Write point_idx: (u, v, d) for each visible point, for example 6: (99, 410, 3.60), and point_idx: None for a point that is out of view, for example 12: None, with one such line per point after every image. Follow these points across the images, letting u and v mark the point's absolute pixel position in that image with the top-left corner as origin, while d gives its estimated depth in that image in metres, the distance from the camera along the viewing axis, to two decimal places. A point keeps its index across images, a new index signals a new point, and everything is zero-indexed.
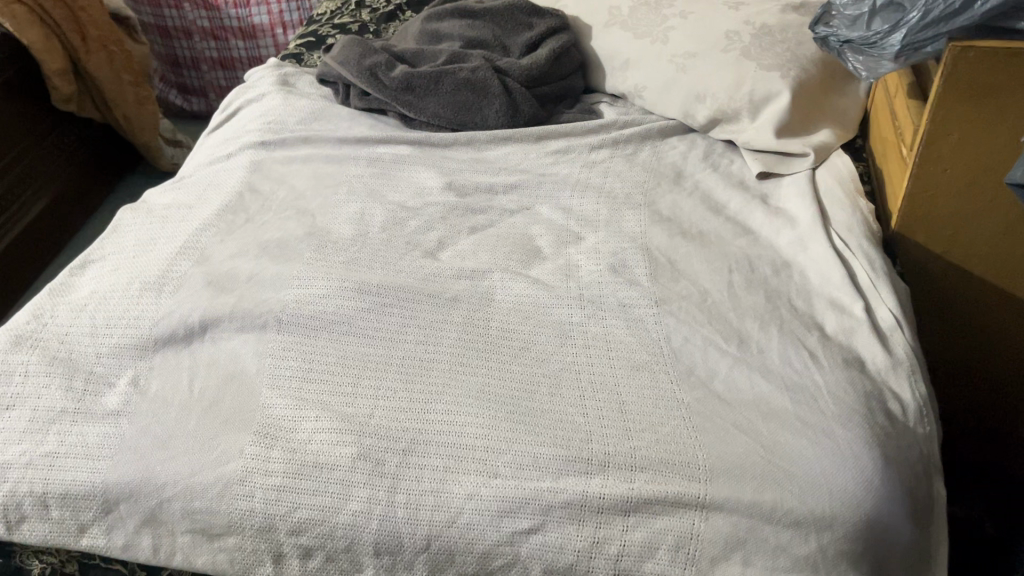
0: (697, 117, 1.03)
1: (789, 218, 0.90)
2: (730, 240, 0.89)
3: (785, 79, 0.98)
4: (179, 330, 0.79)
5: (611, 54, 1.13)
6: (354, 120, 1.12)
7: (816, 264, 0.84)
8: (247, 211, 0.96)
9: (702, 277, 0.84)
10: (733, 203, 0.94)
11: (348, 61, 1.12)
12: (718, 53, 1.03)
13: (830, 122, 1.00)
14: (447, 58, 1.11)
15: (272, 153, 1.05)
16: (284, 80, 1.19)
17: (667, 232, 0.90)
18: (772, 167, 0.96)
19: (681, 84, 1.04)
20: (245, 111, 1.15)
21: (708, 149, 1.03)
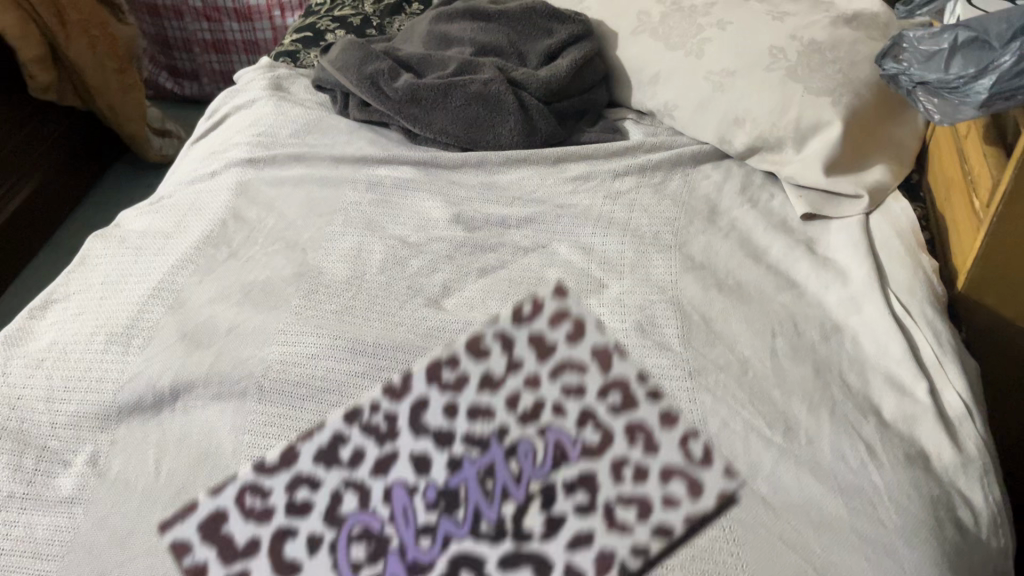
0: (734, 143, 0.93)
1: (839, 270, 0.80)
2: (772, 294, 0.79)
3: (836, 107, 0.87)
4: (146, 397, 0.70)
5: (638, 65, 1.01)
6: (352, 134, 1.01)
7: (872, 332, 0.74)
8: (230, 243, 0.86)
9: (741, 341, 0.75)
10: (776, 248, 0.84)
11: (347, 67, 1.01)
12: (760, 73, 0.91)
13: (886, 156, 0.89)
14: (457, 67, 1.00)
15: (260, 172, 0.95)
16: (276, 83, 1.08)
17: (701, 284, 0.80)
18: (819, 208, 0.86)
19: (718, 106, 0.94)
20: (232, 119, 1.04)
21: (746, 180, 0.93)
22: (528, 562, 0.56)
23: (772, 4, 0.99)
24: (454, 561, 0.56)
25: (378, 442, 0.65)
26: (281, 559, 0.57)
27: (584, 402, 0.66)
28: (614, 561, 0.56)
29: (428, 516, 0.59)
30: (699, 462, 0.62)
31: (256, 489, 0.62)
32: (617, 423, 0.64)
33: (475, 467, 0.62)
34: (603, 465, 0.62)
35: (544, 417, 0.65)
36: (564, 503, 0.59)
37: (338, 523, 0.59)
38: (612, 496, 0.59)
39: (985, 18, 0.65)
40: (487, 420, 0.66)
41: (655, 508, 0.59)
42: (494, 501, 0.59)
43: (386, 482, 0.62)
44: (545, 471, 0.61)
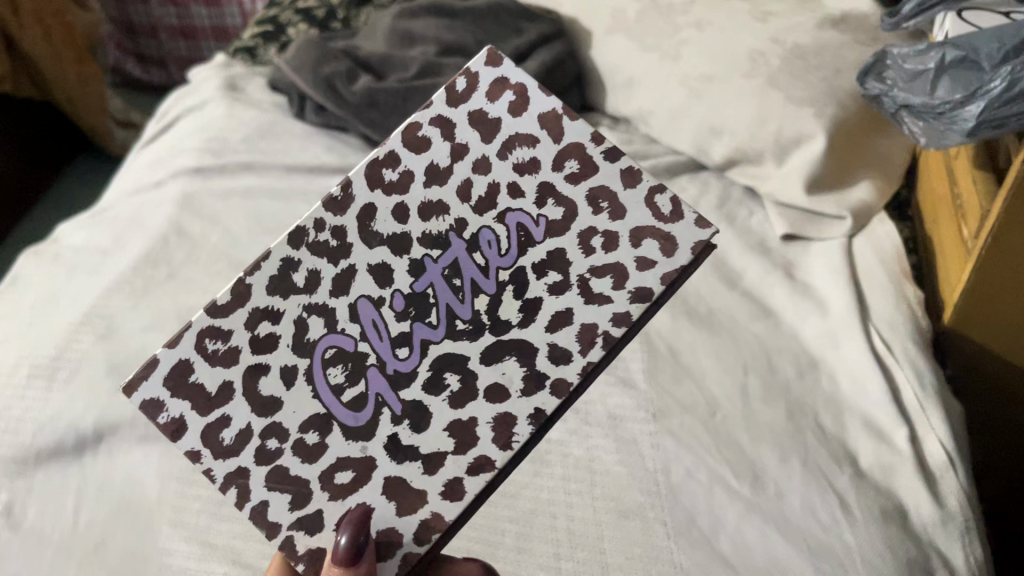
0: (712, 154, 0.88)
1: (818, 299, 0.74)
2: (745, 324, 0.74)
3: (819, 118, 0.81)
4: (68, 440, 0.65)
5: (613, 68, 0.96)
6: (308, 139, 0.95)
7: (850, 370, 0.69)
8: (170, 261, 0.80)
9: (710, 378, 0.70)
10: (752, 272, 0.78)
11: (303, 68, 0.95)
12: (739, 79, 0.86)
13: (872, 170, 0.83)
14: (419, 68, 0.94)
15: (208, 183, 0.89)
16: (230, 83, 1.02)
17: (670, 312, 0.75)
18: (799, 228, 0.80)
19: (694, 114, 0.88)
20: (182, 123, 0.98)
21: (723, 195, 0.87)
22: (513, 351, 0.49)
23: (754, 2, 0.93)
24: (445, 369, 0.49)
25: (335, 238, 0.48)
26: (256, 338, 0.47)
27: (536, 128, 0.49)
28: (598, 334, 0.49)
29: (366, 272, 0.49)
30: (670, 215, 0.49)
31: (216, 331, 0.47)
32: (532, 117, 0.49)
33: (476, 204, 0.49)
34: (552, 172, 0.49)
35: (497, 125, 0.49)
36: (493, 110, 0.50)
37: (310, 350, 0.48)
38: (589, 270, 0.49)
39: (973, 35, 0.59)
40: (454, 158, 0.49)
41: (628, 204, 0.49)
42: (485, 215, 0.49)
43: (366, 235, 0.49)
44: (509, 100, 0.49)
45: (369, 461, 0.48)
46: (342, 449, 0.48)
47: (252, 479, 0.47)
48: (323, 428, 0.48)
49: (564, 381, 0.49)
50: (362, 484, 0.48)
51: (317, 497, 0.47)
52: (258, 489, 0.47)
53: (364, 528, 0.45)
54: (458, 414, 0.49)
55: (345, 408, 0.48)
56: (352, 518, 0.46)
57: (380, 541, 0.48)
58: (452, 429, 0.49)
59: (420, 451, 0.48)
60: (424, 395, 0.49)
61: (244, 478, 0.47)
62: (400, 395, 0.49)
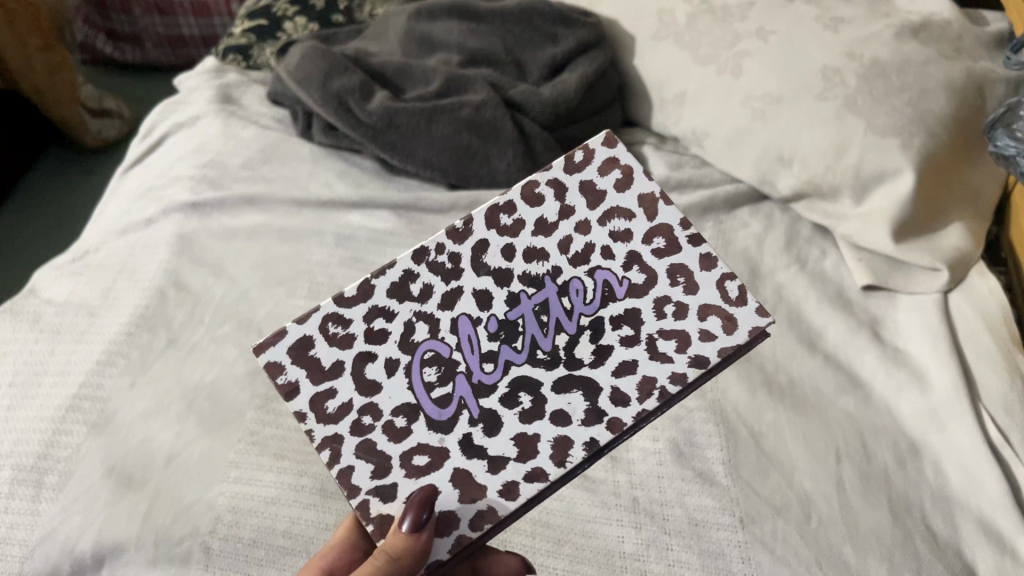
0: (778, 185, 0.78)
1: (914, 368, 0.66)
2: (832, 398, 0.65)
3: (906, 151, 0.71)
4: (64, 567, 0.56)
5: (661, 80, 0.85)
6: (317, 163, 0.84)
7: (959, 459, 0.60)
8: (169, 324, 0.70)
9: (799, 469, 0.61)
10: (833, 331, 0.69)
11: (310, 82, 0.83)
12: (811, 101, 0.75)
13: (962, 208, 0.74)
14: (442, 83, 0.83)
15: (206, 220, 0.78)
16: (225, 93, 0.90)
17: (747, 383, 0.66)
18: (885, 278, 0.71)
19: (758, 140, 0.78)
20: (172, 143, 0.87)
21: (791, 232, 0.78)
22: (580, 385, 0.50)
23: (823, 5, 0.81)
24: (519, 389, 0.50)
25: (450, 262, 0.52)
26: (370, 330, 0.51)
27: (635, 205, 0.52)
28: (656, 385, 0.50)
29: (469, 294, 0.52)
30: (736, 300, 0.51)
31: (339, 318, 0.51)
32: (632, 195, 0.53)
33: (571, 256, 0.52)
34: (642, 244, 0.52)
35: (603, 194, 0.53)
36: (601, 182, 0.53)
37: (412, 348, 0.51)
38: (657, 329, 0.51)
39: None
40: (561, 216, 0.53)
41: (702, 284, 0.51)
42: (578, 267, 0.52)
43: (476, 264, 0.52)
44: (615, 177, 0.53)
45: (444, 452, 0.49)
46: (424, 437, 0.50)
47: (343, 446, 0.49)
48: (411, 415, 0.50)
49: (619, 420, 0.49)
50: (434, 468, 0.49)
51: (394, 472, 0.49)
52: (348, 454, 0.49)
53: (427, 507, 0.47)
54: (524, 428, 0.49)
55: (432, 403, 0.50)
56: (418, 495, 0.47)
57: (438, 519, 0.48)
58: (517, 440, 0.49)
59: (488, 451, 0.49)
60: (500, 407, 0.50)
61: (338, 443, 0.50)
62: (479, 401, 0.50)
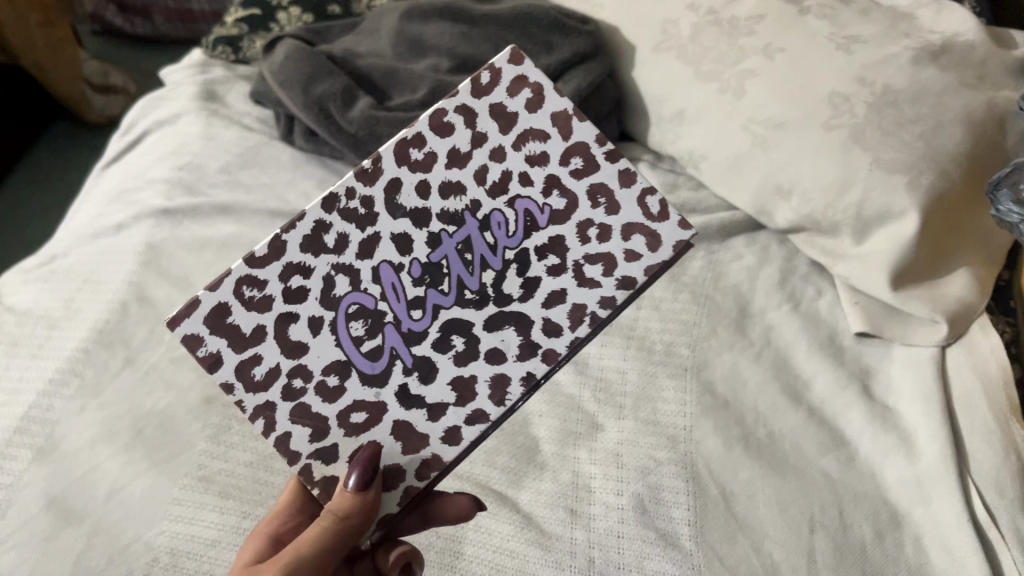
0: (776, 217, 0.74)
1: (903, 431, 0.62)
2: (812, 458, 0.62)
3: (912, 191, 0.66)
4: None
5: (660, 96, 0.80)
6: (297, 171, 0.81)
7: (942, 536, 0.56)
8: (128, 342, 0.68)
9: (769, 537, 0.58)
10: (820, 382, 0.65)
11: (291, 85, 0.80)
12: (815, 130, 0.70)
13: (972, 252, 0.68)
14: (428, 92, 0.79)
15: (176, 229, 0.76)
16: (208, 90, 0.87)
17: (723, 436, 0.63)
18: (880, 327, 0.67)
19: (757, 168, 0.73)
20: (151, 141, 0.84)
21: (787, 267, 0.73)
22: (511, 321, 0.52)
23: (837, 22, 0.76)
24: (450, 332, 0.51)
25: (364, 208, 0.49)
26: (289, 290, 0.48)
27: (548, 125, 0.52)
28: (588, 312, 0.52)
29: (388, 240, 0.50)
30: (658, 216, 0.53)
31: (253, 280, 0.48)
32: (544, 114, 0.52)
33: (490, 187, 0.51)
34: (559, 166, 0.52)
35: (516, 117, 0.52)
36: (511, 103, 0.52)
37: (334, 304, 0.49)
38: (584, 255, 0.53)
39: None
40: (474, 145, 0.51)
41: (624, 201, 0.53)
42: (497, 199, 0.51)
43: (392, 206, 0.50)
44: (526, 97, 0.52)
45: (381, 406, 0.50)
46: (359, 392, 0.50)
47: (277, 411, 0.48)
48: (343, 372, 0.49)
49: (553, 351, 0.52)
50: (373, 424, 0.50)
51: (333, 433, 0.49)
52: (282, 421, 0.49)
53: (374, 462, 0.48)
54: (459, 371, 0.51)
55: (361, 356, 0.50)
56: (363, 456, 0.48)
57: (386, 474, 0.50)
58: (453, 384, 0.51)
59: (426, 400, 0.51)
60: (432, 351, 0.51)
61: (270, 411, 0.48)
62: (412, 349, 0.51)
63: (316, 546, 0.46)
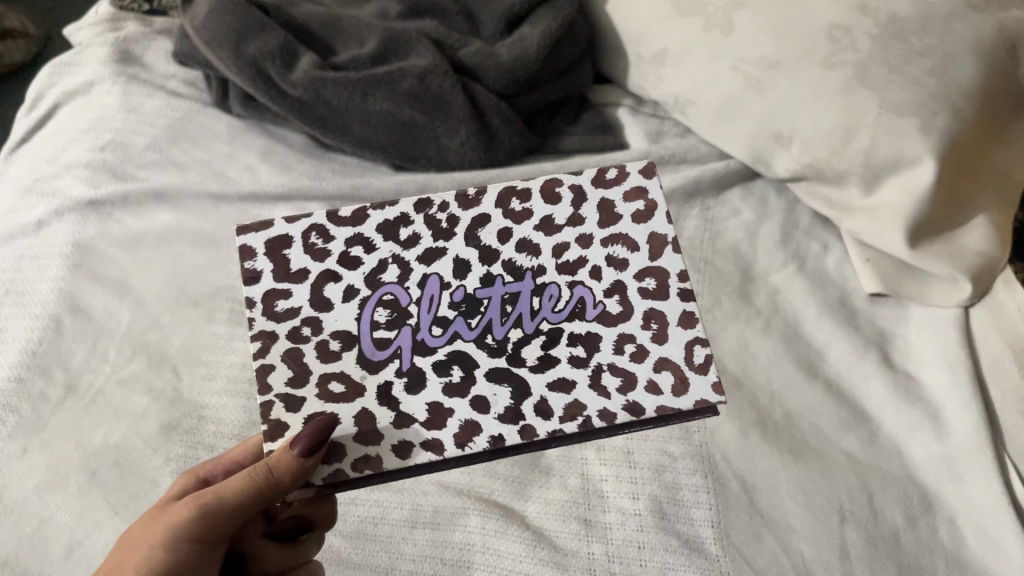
0: (774, 166, 0.67)
1: (928, 405, 0.58)
2: (834, 439, 0.57)
3: (927, 133, 0.59)
4: None
5: (637, 34, 0.72)
6: (236, 142, 0.72)
7: (978, 519, 0.53)
8: (66, 364, 0.60)
9: (796, 533, 0.54)
10: (836, 351, 0.61)
11: (218, 44, 0.69)
12: (813, 66, 0.62)
13: (989, 197, 0.63)
14: (378, 45, 0.69)
15: (104, 222, 0.67)
16: (122, 50, 0.76)
17: (738, 422, 0.58)
18: (895, 286, 0.62)
19: (750, 111, 0.66)
20: (62, 116, 0.73)
21: (788, 220, 0.68)
22: (513, 381, 0.46)
23: None
24: (454, 361, 0.46)
25: (446, 223, 0.48)
26: (346, 257, 0.48)
27: (643, 240, 0.48)
28: (582, 413, 0.45)
29: (444, 258, 0.48)
30: (698, 368, 0.45)
31: (324, 232, 0.48)
32: (644, 229, 0.48)
33: (561, 262, 0.48)
34: (632, 278, 0.47)
35: (618, 218, 0.48)
36: (622, 207, 0.48)
37: (374, 286, 0.47)
38: (608, 361, 0.46)
39: None
40: (568, 221, 0.48)
41: (673, 337, 0.46)
42: (561, 274, 0.47)
43: (468, 234, 0.48)
44: (637, 207, 0.48)
45: (360, 388, 0.45)
46: (350, 368, 0.46)
47: (275, 344, 0.46)
48: (346, 344, 0.46)
49: (534, 429, 0.45)
50: (347, 400, 0.45)
51: (309, 390, 0.45)
52: (274, 354, 0.46)
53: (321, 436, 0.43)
54: (444, 399, 0.45)
55: (370, 341, 0.46)
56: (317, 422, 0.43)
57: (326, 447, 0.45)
58: (431, 407, 0.45)
59: (400, 406, 0.45)
60: (429, 368, 0.46)
61: (268, 340, 0.46)
62: (415, 357, 0.46)
63: (237, 497, 0.43)
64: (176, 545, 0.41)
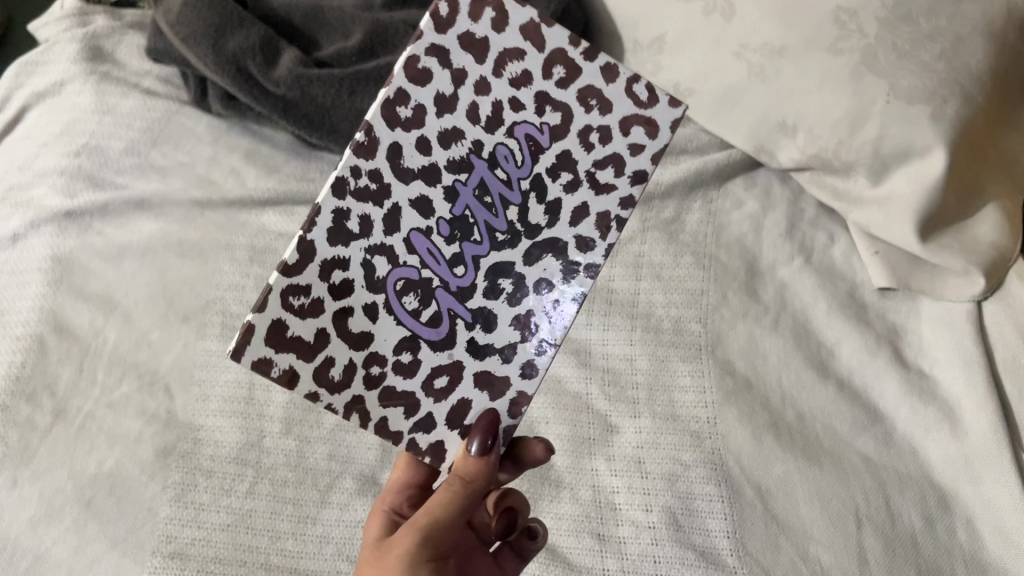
0: (778, 156, 0.65)
1: (943, 403, 0.57)
2: (848, 440, 0.56)
3: (938, 124, 0.57)
4: None
5: (632, 19, 0.69)
6: (220, 144, 0.69)
7: (997, 520, 0.52)
8: (53, 388, 0.57)
9: (814, 540, 0.53)
10: (846, 349, 0.60)
11: (194, 41, 0.66)
12: (817, 54, 0.59)
13: (1000, 184, 0.61)
14: (363, 39, 0.67)
15: (84, 234, 0.64)
16: (92, 45, 0.72)
17: (751, 426, 0.56)
18: (904, 279, 0.61)
19: (753, 100, 0.64)
20: (33, 119, 0.70)
21: (793, 210, 0.66)
22: (548, 249, 0.42)
23: None
24: (498, 275, 0.41)
25: (374, 182, 0.39)
26: (333, 286, 0.39)
27: (521, 40, 0.40)
28: (612, 217, 0.42)
29: (405, 208, 0.40)
30: (650, 101, 0.42)
31: (295, 289, 0.39)
32: (513, 31, 0.40)
33: (484, 124, 0.40)
34: (545, 81, 0.41)
35: (487, 44, 0.40)
36: (477, 29, 0.40)
37: (381, 287, 0.40)
38: (590, 164, 0.42)
39: None
40: (457, 82, 0.40)
41: (615, 95, 0.41)
42: (495, 132, 0.41)
43: (396, 171, 0.40)
44: (490, 17, 0.40)
45: (459, 365, 0.42)
46: (433, 359, 0.41)
47: (368, 402, 0.40)
48: (413, 347, 0.41)
49: (596, 264, 0.42)
50: (457, 382, 0.42)
51: (424, 404, 0.41)
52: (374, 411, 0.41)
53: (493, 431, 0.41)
54: (517, 309, 0.42)
55: (424, 326, 0.41)
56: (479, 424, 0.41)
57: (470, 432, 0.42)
58: (515, 322, 0.42)
59: (495, 346, 0.42)
60: (487, 300, 0.42)
61: (362, 405, 0.40)
62: (469, 303, 0.41)
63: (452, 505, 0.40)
64: (417, 569, 0.39)
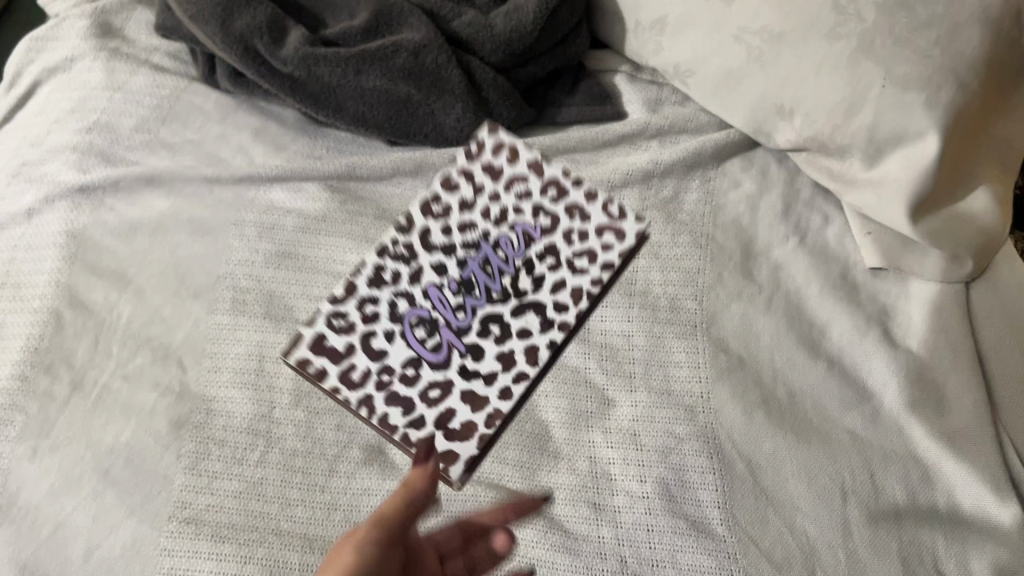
0: (775, 138, 0.67)
1: (929, 382, 0.59)
2: (836, 416, 0.58)
3: (932, 110, 0.58)
4: None
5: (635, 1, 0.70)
6: (228, 122, 0.70)
7: (978, 495, 0.55)
8: (70, 361, 0.60)
9: (802, 512, 0.55)
10: (837, 328, 0.62)
11: (204, 20, 0.67)
12: (815, 39, 0.61)
13: (990, 167, 0.63)
14: (369, 18, 0.68)
15: (96, 210, 0.65)
16: (102, 22, 0.74)
17: (743, 402, 0.58)
18: (896, 259, 0.63)
19: (751, 83, 0.65)
20: (44, 95, 0.71)
21: (788, 192, 0.68)
22: (534, 307, 0.47)
23: None
24: (491, 321, 0.47)
25: (406, 250, 0.49)
26: (364, 317, 0.47)
27: (528, 171, 0.52)
28: (585, 292, 0.48)
29: (427, 271, 0.48)
30: (622, 216, 0.50)
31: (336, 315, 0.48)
32: (524, 165, 0.52)
33: (491, 220, 0.50)
34: (541, 195, 0.51)
35: (503, 172, 0.52)
36: (498, 162, 0.52)
37: (399, 321, 0.47)
38: (571, 253, 0.49)
39: None
40: (478, 191, 0.51)
41: (596, 211, 0.50)
42: (499, 226, 0.50)
43: (423, 246, 0.49)
44: (507, 156, 0.52)
45: (450, 385, 0.46)
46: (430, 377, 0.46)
47: (374, 407, 0.46)
48: (416, 366, 0.46)
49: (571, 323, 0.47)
50: (446, 395, 0.46)
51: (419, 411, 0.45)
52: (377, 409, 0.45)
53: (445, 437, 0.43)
54: (505, 348, 0.46)
55: (427, 351, 0.46)
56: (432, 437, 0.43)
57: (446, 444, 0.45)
58: (500, 358, 0.46)
59: (482, 372, 0.46)
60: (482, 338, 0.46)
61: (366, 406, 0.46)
62: (467, 337, 0.46)
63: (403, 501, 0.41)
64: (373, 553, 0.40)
